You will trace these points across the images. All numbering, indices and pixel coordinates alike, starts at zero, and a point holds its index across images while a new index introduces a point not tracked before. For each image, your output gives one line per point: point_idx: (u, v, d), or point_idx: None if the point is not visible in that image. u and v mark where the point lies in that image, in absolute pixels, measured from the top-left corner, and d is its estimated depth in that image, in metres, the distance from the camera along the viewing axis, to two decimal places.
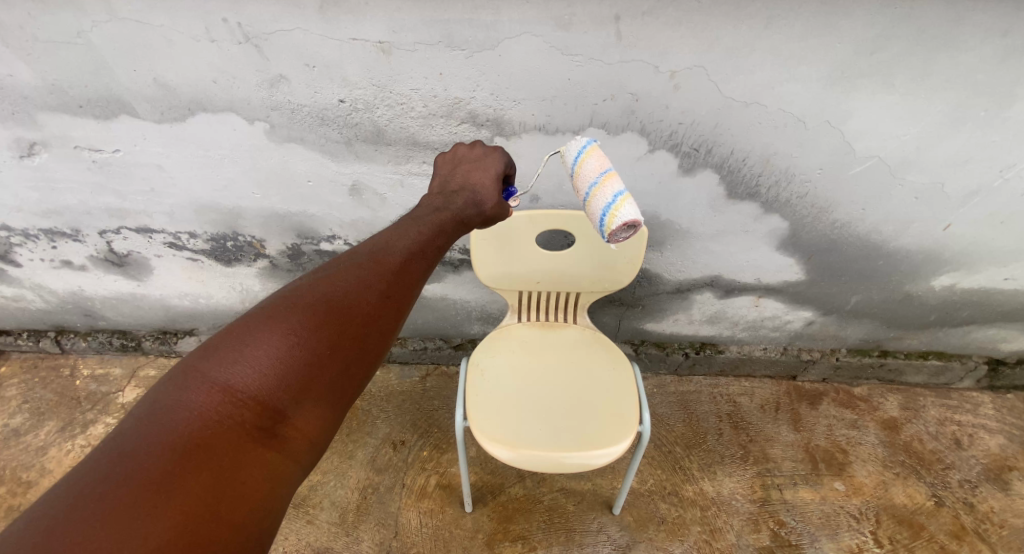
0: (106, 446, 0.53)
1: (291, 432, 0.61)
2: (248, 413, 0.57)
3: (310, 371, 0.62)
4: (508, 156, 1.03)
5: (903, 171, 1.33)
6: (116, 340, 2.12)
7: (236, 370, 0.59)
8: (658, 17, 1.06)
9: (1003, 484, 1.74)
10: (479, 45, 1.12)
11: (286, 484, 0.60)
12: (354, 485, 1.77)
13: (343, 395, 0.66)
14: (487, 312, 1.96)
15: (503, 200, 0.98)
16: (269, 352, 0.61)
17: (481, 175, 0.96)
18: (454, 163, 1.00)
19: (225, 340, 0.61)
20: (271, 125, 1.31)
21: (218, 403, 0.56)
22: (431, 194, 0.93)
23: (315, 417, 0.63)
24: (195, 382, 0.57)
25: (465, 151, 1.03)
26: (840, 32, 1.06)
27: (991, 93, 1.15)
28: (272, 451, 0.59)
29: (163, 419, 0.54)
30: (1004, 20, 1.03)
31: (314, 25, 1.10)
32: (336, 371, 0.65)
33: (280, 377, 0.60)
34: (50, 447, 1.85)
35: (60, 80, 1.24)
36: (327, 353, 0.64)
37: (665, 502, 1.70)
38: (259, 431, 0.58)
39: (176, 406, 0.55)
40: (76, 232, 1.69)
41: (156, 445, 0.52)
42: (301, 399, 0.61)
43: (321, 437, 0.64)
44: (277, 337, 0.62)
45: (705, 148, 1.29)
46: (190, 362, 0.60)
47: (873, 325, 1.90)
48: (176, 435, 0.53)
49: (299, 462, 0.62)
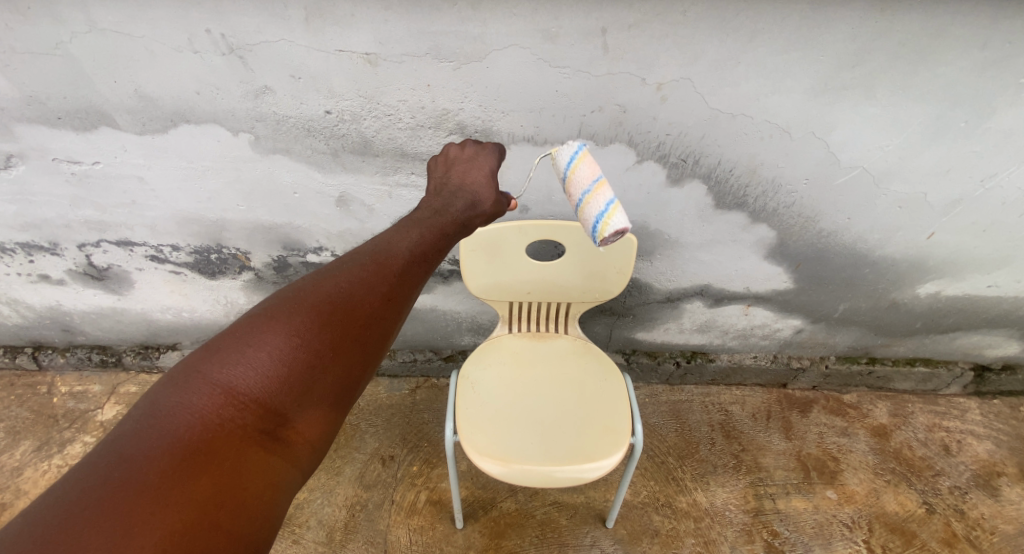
0: (102, 448, 0.51)
1: (293, 435, 0.59)
2: (250, 416, 0.55)
3: (312, 373, 0.60)
4: (498, 156, 1.01)
5: (887, 181, 1.35)
6: (96, 356, 2.06)
7: (238, 372, 0.56)
8: (644, 30, 1.06)
9: (992, 490, 1.75)
10: (467, 57, 1.12)
11: (287, 489, 0.58)
12: (342, 502, 1.73)
13: (346, 397, 0.63)
14: (477, 323, 1.94)
15: (500, 198, 0.96)
16: (271, 353, 0.58)
17: (477, 174, 0.94)
18: (447, 165, 0.97)
19: (226, 341, 0.59)
20: (256, 137, 1.29)
21: (220, 406, 0.54)
22: (429, 196, 0.90)
23: (318, 420, 0.60)
24: (197, 383, 0.55)
25: (456, 152, 1.00)
26: (822, 45, 1.08)
27: (969, 105, 1.17)
28: (274, 455, 0.56)
29: (162, 421, 0.52)
30: (981, 33, 1.05)
31: (299, 36, 1.09)
32: (340, 373, 0.63)
33: (283, 379, 0.58)
34: (25, 468, 1.78)
35: (38, 92, 1.21)
36: (330, 354, 0.62)
37: (659, 514, 1.69)
38: (261, 434, 0.56)
39: (176, 408, 0.53)
40: (54, 245, 1.64)
41: (154, 449, 0.50)
42: (304, 402, 0.59)
43: (323, 441, 0.62)
44: (279, 338, 0.60)
45: (692, 158, 1.30)
46: (191, 362, 0.57)
47: (860, 332, 1.91)
48: (176, 438, 0.51)
49: (300, 467, 0.60)
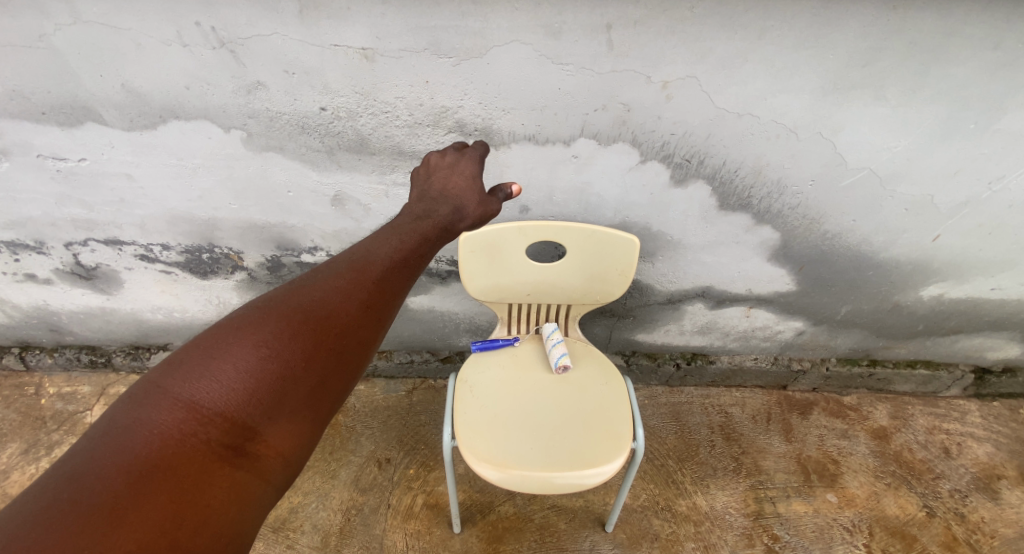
0: (58, 468, 0.48)
1: (263, 450, 0.55)
2: (214, 430, 0.52)
3: (283, 384, 0.57)
4: (479, 162, 0.97)
5: (893, 184, 1.33)
6: (85, 356, 2.02)
7: (202, 385, 0.53)
8: (650, 27, 1.03)
9: (992, 493, 1.75)
10: (467, 53, 1.08)
11: (257, 507, 0.54)
12: (337, 506, 1.70)
13: (321, 409, 0.60)
14: (475, 324, 1.91)
15: (487, 199, 0.91)
16: (238, 365, 0.56)
17: (459, 181, 0.90)
18: (426, 174, 0.92)
19: (190, 354, 0.56)
20: (248, 134, 1.25)
21: (181, 421, 0.51)
22: (408, 204, 0.85)
23: (290, 432, 0.56)
24: (157, 398, 0.52)
25: (436, 160, 0.95)
26: (832, 44, 1.05)
27: (980, 107, 1.15)
28: (242, 470, 0.53)
29: (119, 438, 0.49)
30: (995, 33, 1.02)
31: (292, 29, 1.05)
32: (313, 384, 0.59)
33: (250, 391, 0.55)
34: (12, 471, 1.74)
35: (20, 86, 1.17)
36: (302, 365, 0.59)
37: (659, 518, 1.67)
38: (227, 449, 0.52)
39: (135, 424, 0.50)
40: (40, 244, 1.60)
41: (110, 468, 0.47)
42: (274, 414, 0.56)
43: (298, 455, 0.58)
44: (246, 349, 0.57)
45: (697, 158, 1.27)
46: (153, 377, 0.54)
47: (862, 334, 1.90)
48: (133, 455, 0.48)
49: (273, 483, 0.56)
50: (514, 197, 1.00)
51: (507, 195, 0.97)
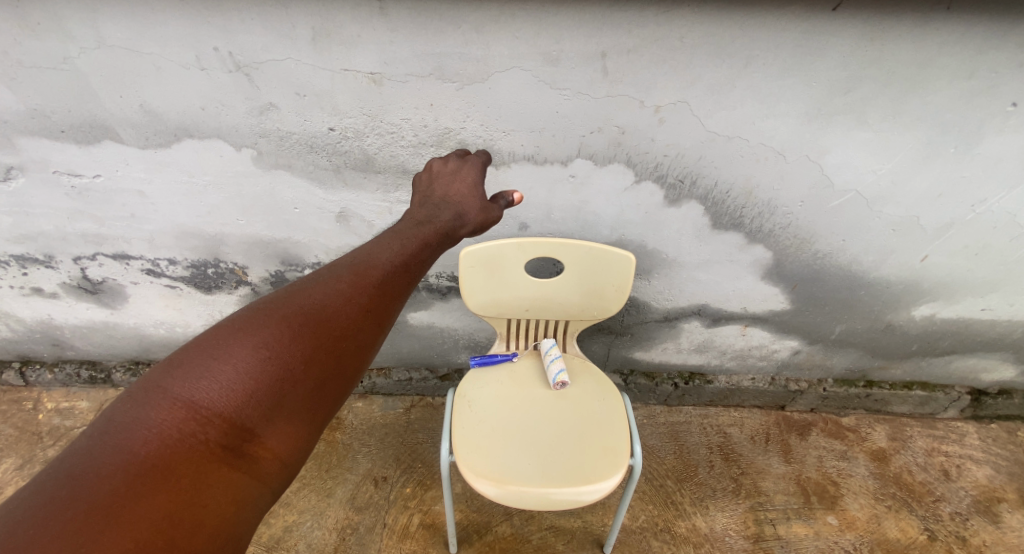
0: (55, 466, 0.48)
1: (261, 451, 0.55)
2: (213, 431, 0.52)
3: (282, 386, 0.57)
4: (481, 168, 1.04)
5: (880, 205, 1.37)
6: (84, 372, 2.02)
7: (201, 386, 0.54)
8: (642, 55, 1.09)
9: (993, 516, 1.73)
10: (469, 78, 1.14)
11: (253, 509, 0.54)
12: (333, 525, 1.68)
13: (321, 412, 0.60)
14: (474, 340, 1.93)
15: (488, 205, 0.95)
16: (238, 365, 0.56)
17: (460, 187, 0.95)
18: (430, 179, 0.98)
19: (190, 354, 0.56)
20: (259, 152, 1.30)
21: (180, 421, 0.51)
22: (412, 208, 0.89)
23: (288, 435, 0.57)
24: (156, 398, 0.52)
25: (439, 166, 1.01)
26: (815, 72, 1.11)
27: (958, 132, 1.20)
28: (239, 472, 0.53)
29: (117, 437, 0.49)
30: (969, 63, 1.08)
31: (305, 55, 1.11)
32: (312, 386, 0.60)
33: (249, 392, 0.55)
34: (6, 486, 1.73)
35: (43, 106, 1.22)
36: (302, 367, 0.59)
37: (658, 539, 1.65)
38: (225, 450, 0.52)
39: (134, 423, 0.50)
40: (49, 258, 1.63)
41: (107, 468, 0.47)
42: (272, 416, 0.56)
43: (296, 457, 0.58)
44: (246, 350, 0.57)
45: (689, 179, 1.32)
46: (152, 377, 0.55)
47: (857, 354, 1.92)
48: (132, 454, 0.48)
49: (269, 485, 0.56)
50: (515, 205, 1.02)
51: (507, 201, 1.02)
